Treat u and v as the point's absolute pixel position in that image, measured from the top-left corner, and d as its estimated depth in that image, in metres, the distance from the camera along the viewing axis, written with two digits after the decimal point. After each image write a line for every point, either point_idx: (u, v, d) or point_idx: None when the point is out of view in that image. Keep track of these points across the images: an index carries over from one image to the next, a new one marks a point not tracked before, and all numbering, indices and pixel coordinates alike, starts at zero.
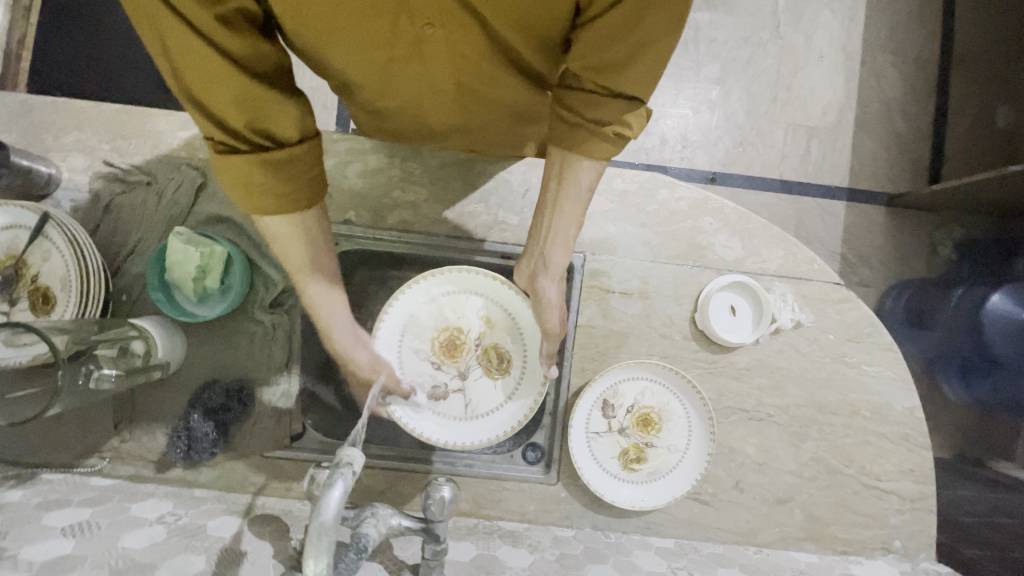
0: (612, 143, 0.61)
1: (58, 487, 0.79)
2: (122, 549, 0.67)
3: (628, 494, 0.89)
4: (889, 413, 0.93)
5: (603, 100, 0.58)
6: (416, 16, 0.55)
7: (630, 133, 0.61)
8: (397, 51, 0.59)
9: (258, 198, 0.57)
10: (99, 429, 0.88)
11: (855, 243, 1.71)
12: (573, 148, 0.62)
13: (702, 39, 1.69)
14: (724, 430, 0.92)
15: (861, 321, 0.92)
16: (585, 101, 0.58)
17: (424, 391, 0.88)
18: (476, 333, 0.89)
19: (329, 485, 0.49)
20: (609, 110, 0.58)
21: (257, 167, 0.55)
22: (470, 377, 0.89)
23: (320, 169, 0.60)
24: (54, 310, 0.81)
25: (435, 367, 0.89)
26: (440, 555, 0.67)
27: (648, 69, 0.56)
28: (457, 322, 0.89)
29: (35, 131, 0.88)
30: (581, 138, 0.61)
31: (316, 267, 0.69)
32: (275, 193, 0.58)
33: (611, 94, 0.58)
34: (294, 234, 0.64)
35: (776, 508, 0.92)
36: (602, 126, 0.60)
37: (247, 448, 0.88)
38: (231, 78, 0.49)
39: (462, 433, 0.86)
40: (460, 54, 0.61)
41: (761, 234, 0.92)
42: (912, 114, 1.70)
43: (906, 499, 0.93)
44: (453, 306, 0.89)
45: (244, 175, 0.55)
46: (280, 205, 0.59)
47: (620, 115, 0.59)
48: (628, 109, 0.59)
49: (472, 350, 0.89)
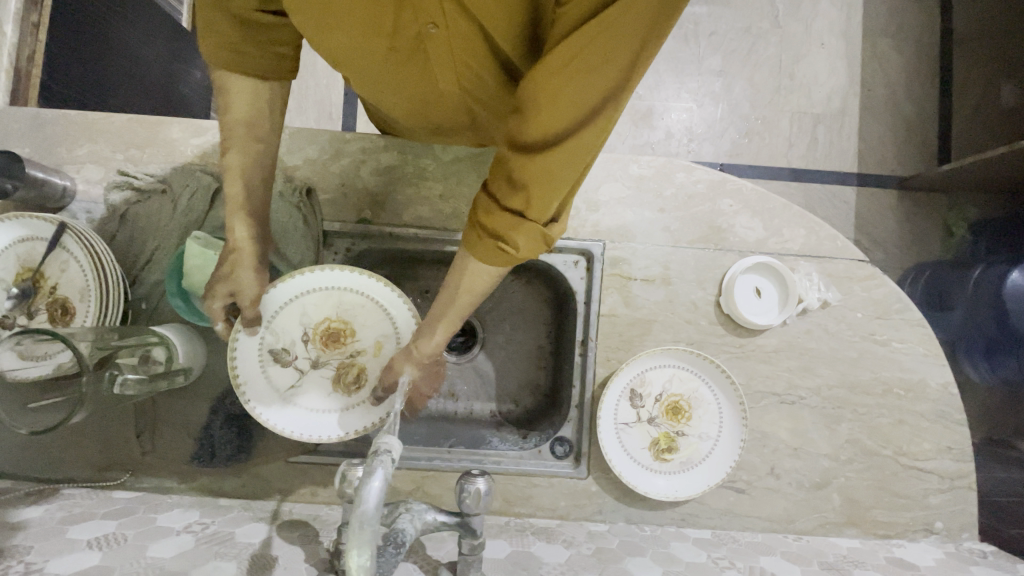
0: (498, 256, 0.56)
1: (81, 501, 0.78)
2: (151, 559, 0.67)
3: (663, 485, 0.87)
4: (924, 391, 0.90)
5: (497, 210, 0.53)
6: (420, 12, 0.56)
7: (515, 254, 0.54)
8: (398, 46, 0.61)
9: (225, 52, 0.61)
10: (119, 442, 0.86)
11: (867, 228, 1.69)
12: (466, 246, 0.58)
13: (702, 32, 1.70)
14: (755, 415, 0.90)
15: (889, 298, 0.91)
16: (485, 203, 0.54)
17: (278, 349, 0.80)
18: (363, 347, 0.82)
19: (368, 476, 0.47)
20: (498, 214, 0.53)
21: (233, 27, 0.60)
22: (322, 380, 0.82)
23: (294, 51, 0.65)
24: (74, 321, 0.80)
25: (305, 338, 0.81)
26: (478, 549, 0.65)
27: (547, 176, 0.48)
28: (357, 325, 0.82)
29: (49, 145, 0.89)
30: (472, 239, 0.57)
31: (246, 148, 0.68)
32: (246, 56, 0.62)
33: (506, 206, 0.52)
34: (246, 101, 0.66)
35: (813, 494, 0.89)
36: (490, 236, 0.55)
37: (270, 455, 0.87)
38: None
39: (261, 400, 0.78)
40: (462, 60, 0.62)
41: (781, 214, 0.91)
42: (916, 95, 1.69)
43: (946, 478, 0.90)
44: (367, 315, 0.82)
45: (219, 26, 0.60)
46: (243, 66, 0.63)
47: (509, 233, 0.53)
48: (518, 228, 0.52)
49: (345, 354, 0.83)
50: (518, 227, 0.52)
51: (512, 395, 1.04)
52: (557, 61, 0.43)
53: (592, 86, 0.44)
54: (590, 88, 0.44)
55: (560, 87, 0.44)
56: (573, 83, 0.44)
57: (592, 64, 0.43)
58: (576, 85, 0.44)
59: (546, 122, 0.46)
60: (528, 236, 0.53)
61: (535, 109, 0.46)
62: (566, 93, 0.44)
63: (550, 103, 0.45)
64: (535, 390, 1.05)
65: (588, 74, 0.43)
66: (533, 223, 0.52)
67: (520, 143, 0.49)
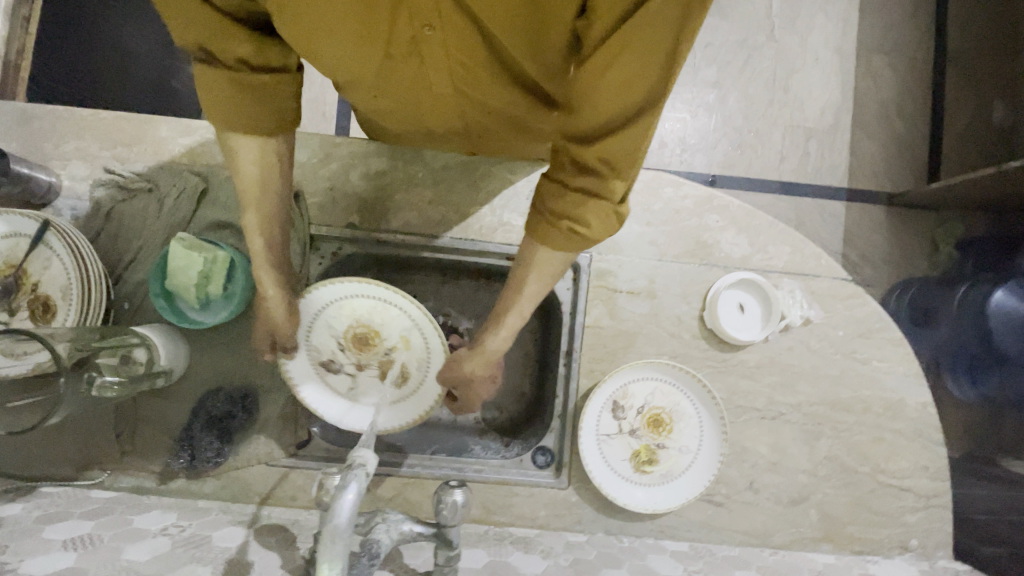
0: (572, 241, 0.56)
1: (58, 500, 0.77)
2: (126, 561, 0.66)
3: (641, 497, 0.87)
4: (902, 409, 0.91)
5: (566, 196, 0.54)
6: (415, 15, 0.54)
7: (590, 235, 0.55)
8: (394, 49, 0.59)
9: (226, 113, 0.60)
10: (99, 441, 0.86)
11: (855, 242, 1.71)
12: (534, 235, 0.59)
13: (698, 43, 1.71)
14: (735, 429, 0.90)
15: (870, 317, 0.92)
16: (551, 191, 0.55)
17: (322, 362, 0.86)
18: (391, 342, 0.86)
19: (341, 489, 0.47)
20: (568, 201, 0.54)
21: (229, 87, 0.58)
22: (364, 382, 0.87)
23: (293, 103, 0.63)
24: (55, 319, 0.79)
25: (341, 347, 0.86)
26: (452, 561, 0.66)
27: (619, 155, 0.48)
28: (379, 325, 0.85)
29: (36, 140, 0.88)
30: (541, 228, 0.58)
31: (263, 203, 0.70)
32: (250, 118, 0.61)
33: (575, 190, 0.53)
34: (255, 157, 0.65)
35: (791, 508, 0.90)
36: (560, 222, 0.55)
37: (250, 458, 0.86)
38: (216, 14, 0.53)
39: (325, 406, 0.85)
40: (456, 60, 0.61)
41: (767, 231, 0.92)
42: (908, 113, 1.71)
43: (922, 496, 0.91)
44: (382, 312, 0.85)
45: (217, 89, 0.58)
46: (247, 124, 0.61)
47: (580, 213, 0.54)
48: (589, 209, 0.53)
49: (379, 352, 0.86)
50: (591, 210, 0.53)
51: (495, 402, 1.05)
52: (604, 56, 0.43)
53: (642, 72, 0.43)
54: (639, 76, 0.44)
55: (611, 83, 0.44)
56: (622, 73, 0.43)
57: (641, 52, 0.42)
58: (629, 74, 0.44)
59: (606, 111, 0.46)
60: (602, 217, 0.54)
61: (592, 102, 0.46)
62: (618, 83, 0.44)
63: (609, 94, 0.45)
64: (520, 398, 1.05)
65: (636, 64, 0.43)
66: (606, 203, 0.52)
67: (582, 133, 0.50)
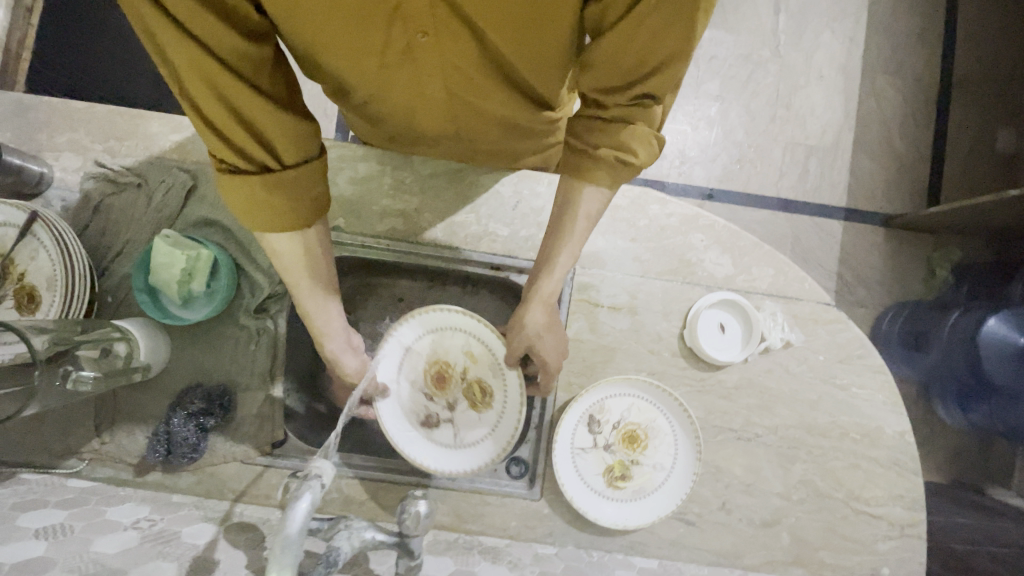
0: (620, 173, 0.63)
1: (36, 487, 0.77)
2: (94, 553, 0.66)
3: (612, 513, 0.87)
4: (879, 437, 0.91)
5: (607, 130, 0.60)
6: (409, 22, 0.54)
7: (636, 163, 0.62)
8: (388, 58, 0.59)
9: (261, 215, 0.59)
10: (79, 430, 0.87)
11: (851, 262, 1.69)
12: (576, 175, 0.65)
13: (702, 56, 1.70)
14: (711, 449, 0.90)
15: (851, 342, 0.92)
16: (588, 129, 0.61)
17: (419, 421, 0.87)
18: (462, 366, 0.88)
19: (296, 498, 0.49)
20: (611, 134, 0.60)
21: (264, 188, 0.56)
22: (461, 415, 0.88)
23: (322, 189, 0.61)
24: (39, 309, 0.80)
25: (427, 397, 0.88)
26: (413, 571, 0.66)
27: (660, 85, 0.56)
28: (444, 355, 0.88)
29: (29, 130, 0.89)
30: (585, 166, 0.63)
31: (312, 288, 0.70)
32: (286, 212, 0.59)
33: (615, 123, 0.60)
34: (296, 248, 0.65)
35: (763, 531, 0.90)
36: (605, 158, 0.61)
37: (226, 455, 0.87)
38: (239, 90, 0.50)
39: (441, 461, 0.85)
40: (450, 64, 0.61)
41: (752, 252, 0.92)
42: (910, 135, 1.70)
43: (895, 525, 0.91)
44: (440, 338, 0.88)
45: (249, 193, 0.57)
46: (282, 221, 0.60)
47: (626, 145, 0.60)
48: (635, 138, 0.60)
49: (459, 381, 0.88)
50: (635, 138, 0.60)
51: None
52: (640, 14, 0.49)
53: (676, 20, 0.49)
54: (673, 25, 0.50)
55: (645, 36, 0.51)
56: (657, 23, 0.50)
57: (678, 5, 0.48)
58: (660, 27, 0.50)
59: (644, 56, 0.53)
60: (644, 143, 0.61)
61: (632, 47, 0.52)
62: (658, 30, 0.50)
63: (645, 42, 0.51)
64: None
65: (670, 14, 0.49)
66: (648, 127, 0.60)
67: (618, 78, 0.56)
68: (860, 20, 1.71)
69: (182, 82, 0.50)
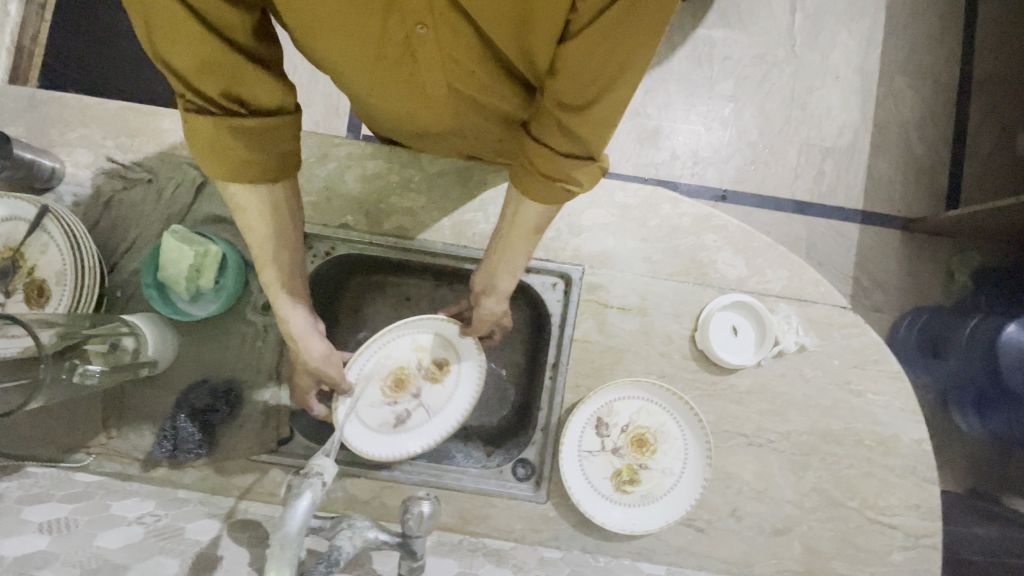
0: (563, 196, 0.60)
1: (41, 481, 0.78)
2: (96, 548, 0.66)
3: (619, 517, 0.86)
4: (896, 445, 0.89)
5: (552, 156, 0.56)
6: (407, 15, 0.53)
7: (578, 190, 0.59)
8: (387, 51, 0.58)
9: (226, 165, 0.55)
10: (87, 424, 0.87)
11: (867, 266, 1.66)
12: (524, 192, 0.61)
13: (716, 56, 1.68)
14: (720, 454, 0.88)
15: (868, 347, 0.89)
16: (538, 153, 0.56)
17: (395, 422, 0.89)
18: (413, 360, 0.91)
19: (296, 495, 0.48)
20: (562, 163, 0.56)
21: (230, 137, 0.53)
22: (427, 394, 0.91)
23: (292, 146, 0.58)
24: (48, 304, 0.81)
25: (393, 402, 0.90)
26: (416, 572, 0.65)
27: (609, 114, 0.52)
28: (392, 362, 0.90)
29: (42, 126, 0.89)
30: (532, 186, 0.59)
31: (278, 256, 0.68)
32: (249, 166, 0.56)
33: (560, 152, 0.55)
34: (259, 208, 0.62)
35: (774, 539, 0.88)
36: (552, 181, 0.58)
37: (231, 452, 0.87)
38: (216, 51, 0.47)
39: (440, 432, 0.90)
40: (451, 58, 0.59)
41: (765, 254, 0.90)
42: (929, 136, 1.66)
43: (912, 536, 0.88)
44: (383, 349, 0.89)
45: (215, 140, 0.53)
46: (247, 174, 0.57)
47: (571, 172, 0.57)
48: (582, 169, 0.57)
49: (415, 373, 0.91)
50: (581, 168, 0.57)
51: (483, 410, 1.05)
52: (598, 33, 0.46)
53: (636, 45, 0.47)
54: (631, 47, 0.47)
55: (599, 58, 0.47)
56: (615, 43, 0.46)
57: (643, 26, 0.46)
58: (625, 40, 0.46)
59: (597, 78, 0.49)
60: (587, 174, 0.58)
61: (589, 67, 0.48)
62: (614, 49, 0.47)
63: (597, 63, 0.48)
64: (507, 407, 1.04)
65: (631, 36, 0.46)
66: (595, 161, 0.57)
67: (573, 100, 0.52)
68: (878, 19, 1.67)
69: (149, 23, 0.45)
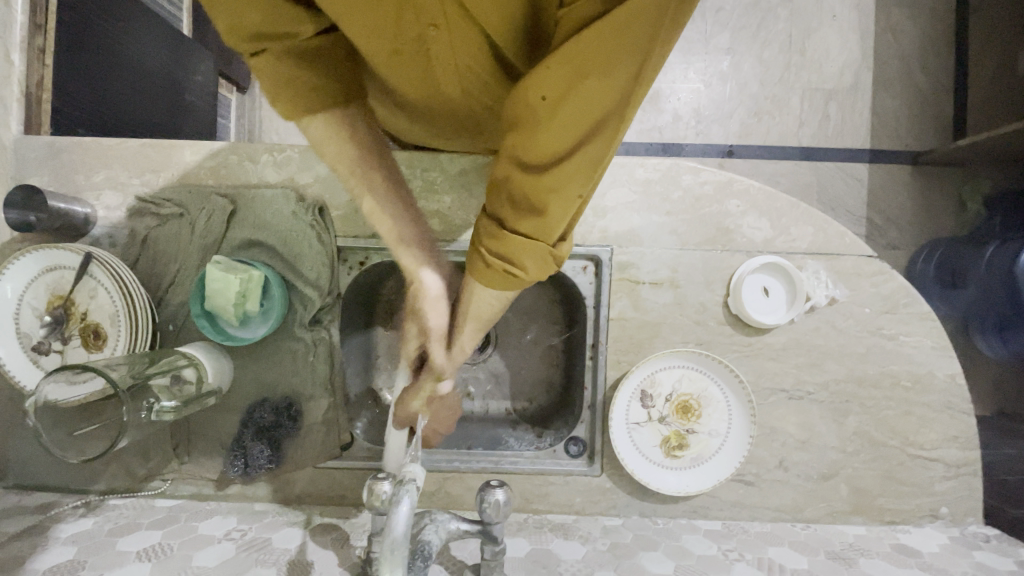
0: (504, 281, 0.55)
1: (125, 512, 0.84)
2: (196, 568, 0.73)
3: (673, 481, 0.90)
4: (931, 382, 0.92)
5: (501, 232, 0.51)
6: (422, 13, 0.52)
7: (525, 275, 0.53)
8: (402, 50, 0.58)
9: (299, 96, 0.55)
10: (159, 455, 0.90)
11: (879, 206, 1.66)
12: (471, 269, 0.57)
13: (709, 9, 1.65)
14: (764, 410, 0.92)
15: (897, 292, 0.91)
16: (486, 226, 0.52)
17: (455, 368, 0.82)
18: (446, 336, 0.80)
19: (396, 502, 0.53)
20: (508, 240, 0.51)
21: (297, 63, 0.54)
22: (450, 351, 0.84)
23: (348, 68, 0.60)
24: (106, 345, 0.84)
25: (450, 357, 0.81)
26: (500, 554, 0.70)
27: (569, 186, 0.46)
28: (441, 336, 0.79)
29: (69, 173, 0.91)
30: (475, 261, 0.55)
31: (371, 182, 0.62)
32: (320, 87, 0.56)
33: (508, 227, 0.50)
34: (341, 140, 0.60)
35: (821, 484, 0.92)
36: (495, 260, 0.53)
37: (299, 463, 0.90)
38: None
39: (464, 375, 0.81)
40: (464, 61, 0.59)
41: (789, 213, 0.91)
42: (932, 65, 1.64)
43: (953, 466, 0.93)
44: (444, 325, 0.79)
45: (287, 75, 0.54)
46: (325, 100, 0.57)
47: (518, 255, 0.51)
48: (525, 251, 0.51)
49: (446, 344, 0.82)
50: (528, 251, 0.51)
51: (526, 393, 1.09)
52: (559, 75, 0.41)
53: (607, 98, 0.41)
54: (600, 102, 0.42)
55: (561, 106, 0.42)
56: (575, 97, 0.41)
57: (595, 90, 0.41)
58: (586, 97, 0.41)
59: (547, 143, 0.44)
60: (536, 259, 0.52)
61: (549, 127, 0.43)
62: (580, 107, 0.42)
63: (560, 115, 0.42)
64: (549, 388, 1.09)
65: (598, 91, 0.41)
66: (543, 245, 0.50)
67: (524, 165, 0.47)
68: None
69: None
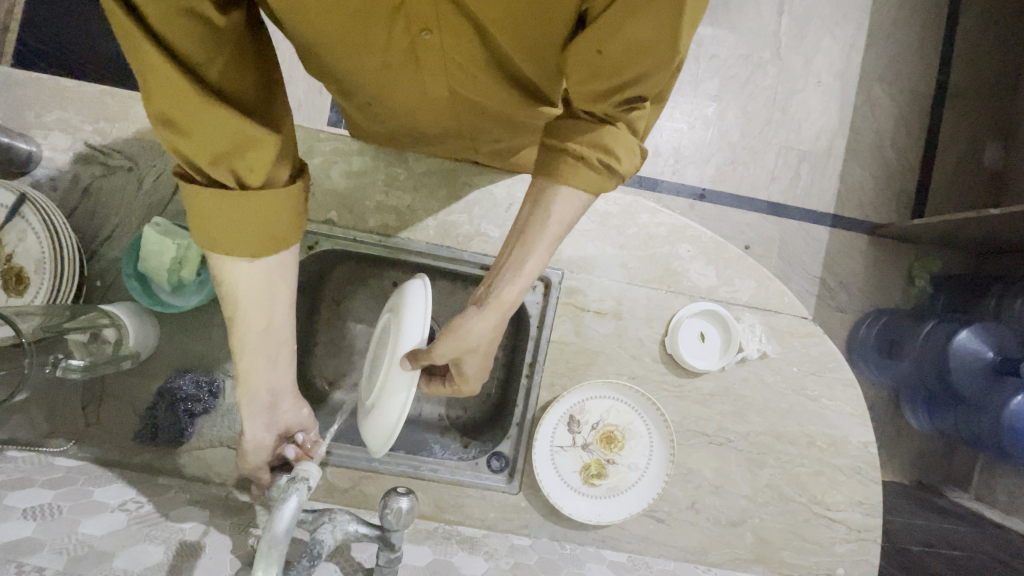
0: (598, 179, 0.59)
1: (22, 465, 0.74)
2: (82, 535, 0.65)
3: (586, 508, 0.91)
4: (844, 446, 0.96)
5: (589, 127, 0.57)
6: (412, 19, 0.53)
7: (618, 171, 0.59)
8: (392, 57, 0.58)
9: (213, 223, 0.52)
10: (68, 411, 0.87)
11: (835, 269, 1.72)
12: (552, 175, 0.60)
13: (703, 55, 1.69)
14: (684, 451, 0.94)
15: (825, 355, 0.95)
16: (572, 129, 0.58)
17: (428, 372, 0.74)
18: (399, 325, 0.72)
19: (283, 499, 0.53)
20: (601, 134, 0.57)
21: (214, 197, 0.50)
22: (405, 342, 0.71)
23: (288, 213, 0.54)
24: (28, 291, 0.80)
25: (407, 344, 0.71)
26: (394, 562, 0.69)
27: (652, 83, 0.54)
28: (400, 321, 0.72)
29: (17, 106, 0.87)
30: (561, 166, 0.59)
31: (255, 285, 0.57)
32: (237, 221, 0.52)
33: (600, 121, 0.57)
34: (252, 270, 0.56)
35: (728, 530, 0.95)
36: (588, 163, 0.58)
37: (214, 438, 0.89)
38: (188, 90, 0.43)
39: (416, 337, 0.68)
40: (454, 63, 0.59)
41: (735, 264, 0.95)
42: (902, 144, 1.72)
43: (854, 529, 0.96)
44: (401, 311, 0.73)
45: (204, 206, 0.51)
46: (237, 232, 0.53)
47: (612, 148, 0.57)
48: (623, 145, 0.57)
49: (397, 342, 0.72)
50: (620, 144, 0.57)
51: (461, 402, 1.09)
52: (616, 18, 0.48)
53: (663, 20, 0.47)
54: (657, 26, 0.48)
55: (622, 41, 0.49)
56: (633, 32, 0.48)
57: (652, 19, 0.47)
58: (642, 30, 0.48)
59: (622, 61, 0.51)
60: (627, 152, 0.58)
61: (619, 50, 0.50)
62: (635, 39, 0.49)
63: (619, 53, 0.50)
64: (484, 399, 1.09)
65: (654, 14, 0.47)
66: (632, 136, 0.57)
67: (595, 89, 0.54)
68: (862, 27, 1.71)
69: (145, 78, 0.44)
